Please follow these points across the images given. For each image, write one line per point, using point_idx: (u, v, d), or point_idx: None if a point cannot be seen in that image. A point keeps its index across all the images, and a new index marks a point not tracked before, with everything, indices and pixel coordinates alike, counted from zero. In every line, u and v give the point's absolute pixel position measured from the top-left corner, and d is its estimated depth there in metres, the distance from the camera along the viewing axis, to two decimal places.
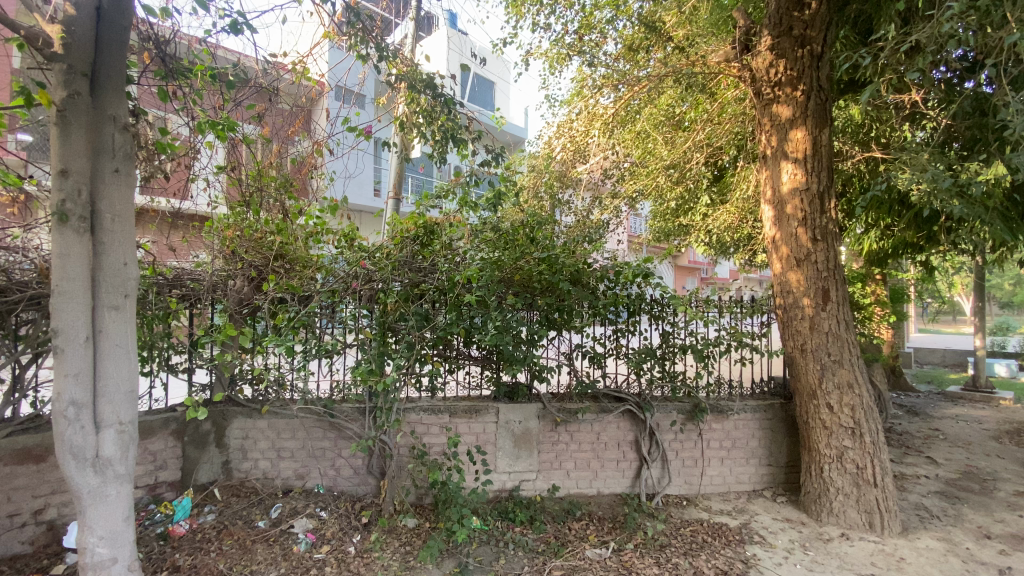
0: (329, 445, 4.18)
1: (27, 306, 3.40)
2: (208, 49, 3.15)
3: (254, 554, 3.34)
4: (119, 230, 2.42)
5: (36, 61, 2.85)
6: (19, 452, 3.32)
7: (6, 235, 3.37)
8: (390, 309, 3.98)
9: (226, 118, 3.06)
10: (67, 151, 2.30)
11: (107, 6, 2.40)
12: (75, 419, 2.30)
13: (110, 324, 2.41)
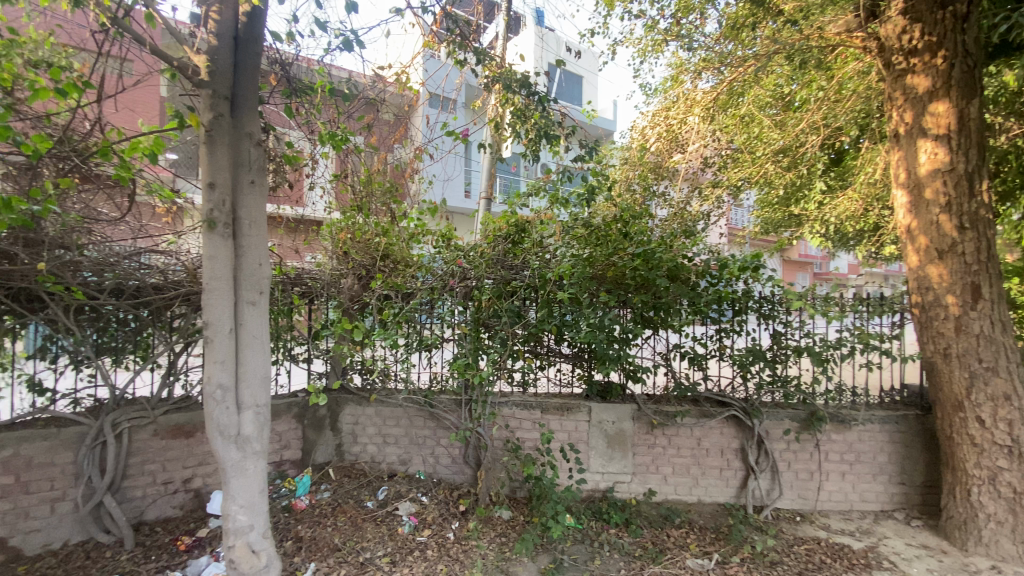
0: (429, 434, 4.38)
1: (180, 302, 3.97)
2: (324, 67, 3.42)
3: (364, 532, 3.61)
4: (254, 234, 2.73)
5: (185, 90, 3.30)
6: (173, 428, 3.88)
7: (163, 241, 3.94)
8: (485, 305, 4.09)
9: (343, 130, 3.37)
10: (213, 166, 2.63)
11: (243, 36, 2.72)
12: (222, 401, 2.63)
13: (248, 318, 2.72)
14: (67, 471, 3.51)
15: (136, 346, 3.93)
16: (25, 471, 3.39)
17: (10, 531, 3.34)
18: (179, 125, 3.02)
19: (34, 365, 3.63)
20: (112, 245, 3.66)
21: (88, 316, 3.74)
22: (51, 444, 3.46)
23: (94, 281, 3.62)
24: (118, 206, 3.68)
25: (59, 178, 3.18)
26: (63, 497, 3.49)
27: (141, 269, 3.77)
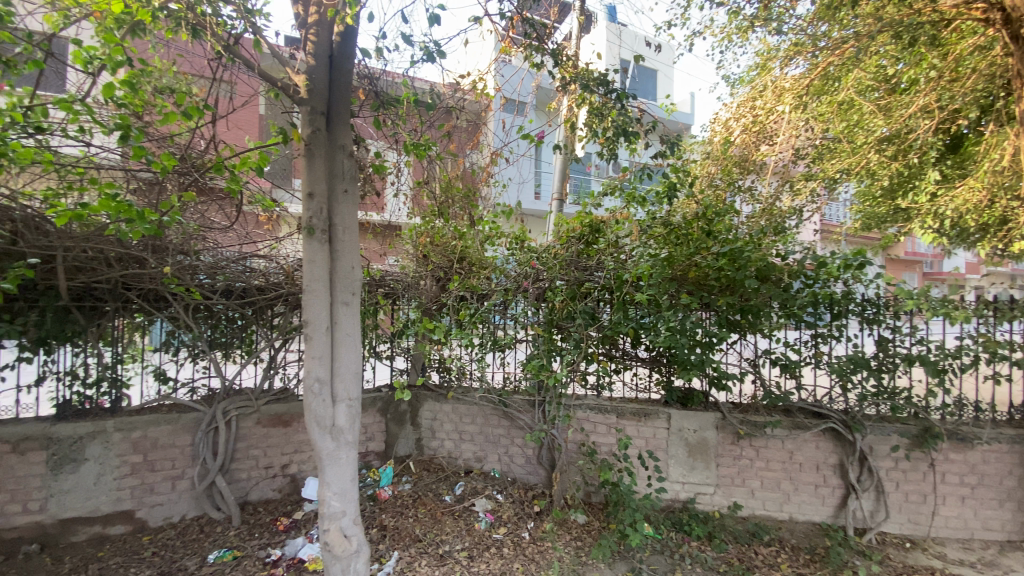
0: (503, 432, 4.44)
1: (280, 302, 4.35)
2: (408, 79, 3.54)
3: (443, 525, 3.73)
4: (347, 239, 2.92)
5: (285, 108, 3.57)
6: (273, 417, 4.24)
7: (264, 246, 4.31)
8: (559, 307, 4.08)
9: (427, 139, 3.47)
10: (312, 177, 2.84)
11: (338, 55, 2.92)
12: (320, 393, 2.83)
13: (342, 318, 2.91)
14: (185, 453, 3.93)
15: (241, 341, 4.31)
16: (152, 451, 3.83)
17: (140, 503, 3.78)
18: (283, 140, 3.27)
19: (159, 358, 4.07)
20: (222, 251, 4.08)
21: (203, 314, 4.17)
22: (173, 428, 3.89)
23: (208, 283, 4.04)
24: (227, 215, 4.08)
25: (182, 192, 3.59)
26: (182, 476, 3.91)
27: (245, 272, 4.17)
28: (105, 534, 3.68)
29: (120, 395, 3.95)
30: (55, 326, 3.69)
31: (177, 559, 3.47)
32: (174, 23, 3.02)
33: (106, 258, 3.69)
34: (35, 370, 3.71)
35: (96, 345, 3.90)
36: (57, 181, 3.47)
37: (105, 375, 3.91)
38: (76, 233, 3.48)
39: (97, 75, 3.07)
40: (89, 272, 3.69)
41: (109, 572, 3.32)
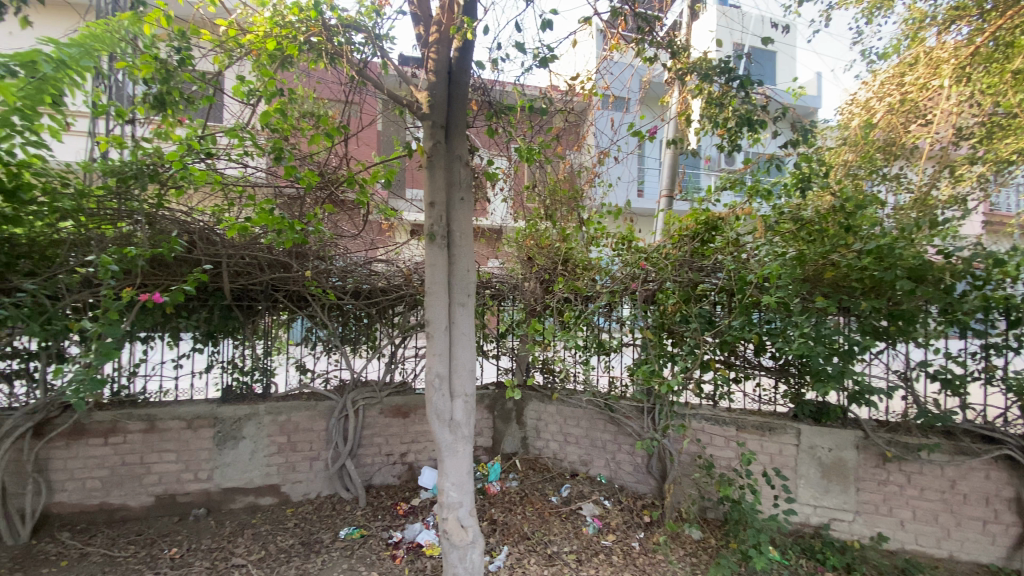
0: (610, 438, 4.35)
1: (400, 302, 4.68)
2: (520, 88, 3.64)
3: (551, 526, 3.76)
4: (464, 244, 3.07)
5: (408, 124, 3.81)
6: (394, 408, 4.59)
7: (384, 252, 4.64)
8: (671, 310, 3.91)
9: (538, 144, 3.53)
10: (433, 187, 3.03)
11: (456, 70, 3.07)
12: (440, 389, 3.01)
13: (459, 318, 3.07)
14: (320, 436, 4.38)
15: (366, 337, 4.70)
16: (295, 433, 4.32)
17: (284, 479, 4.28)
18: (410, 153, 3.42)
19: (300, 351, 4.54)
20: (351, 256, 4.47)
21: (337, 312, 4.62)
22: (311, 413, 4.37)
23: (340, 285, 4.50)
24: (355, 223, 4.49)
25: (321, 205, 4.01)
26: (318, 457, 4.36)
27: (370, 275, 4.55)
28: (256, 504, 4.22)
29: (268, 382, 4.47)
30: (221, 321, 4.32)
31: (315, 532, 3.89)
32: (315, 54, 3.38)
33: (259, 263, 4.23)
34: (205, 359, 4.32)
35: (251, 338, 4.46)
36: (222, 198, 4.04)
37: (258, 365, 4.46)
38: (237, 243, 4.06)
39: (255, 104, 3.51)
40: (246, 275, 4.27)
41: (261, 537, 3.79)
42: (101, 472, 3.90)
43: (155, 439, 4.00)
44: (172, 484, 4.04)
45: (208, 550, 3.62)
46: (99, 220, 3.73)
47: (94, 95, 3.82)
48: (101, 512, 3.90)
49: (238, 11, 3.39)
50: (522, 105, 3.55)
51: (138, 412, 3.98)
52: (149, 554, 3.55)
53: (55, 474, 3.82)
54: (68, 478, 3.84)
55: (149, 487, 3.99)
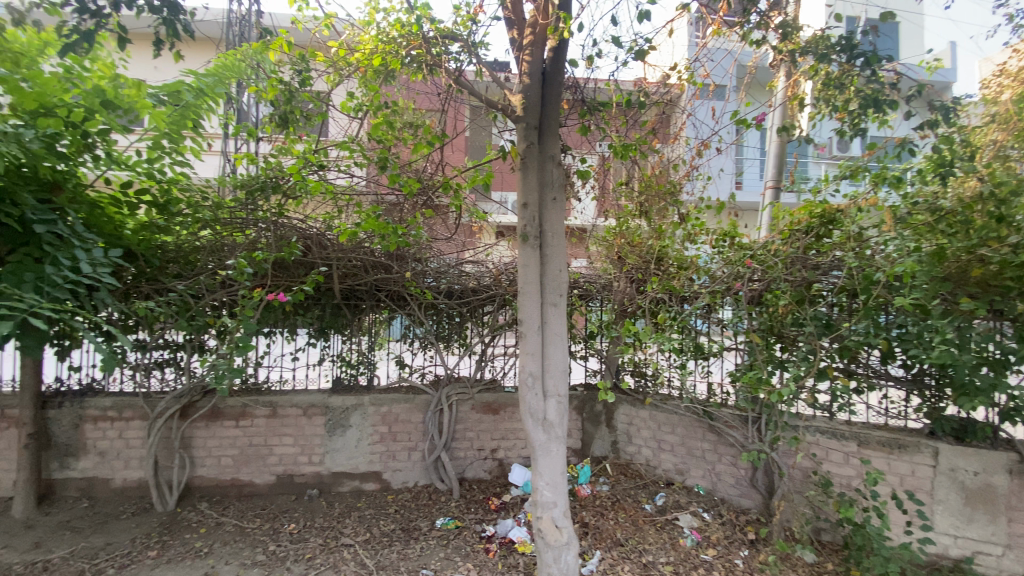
0: (709, 447, 4.12)
1: (489, 301, 4.75)
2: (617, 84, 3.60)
3: (646, 535, 3.65)
4: (557, 244, 3.07)
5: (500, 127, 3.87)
6: (484, 405, 4.69)
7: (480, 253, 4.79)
8: (782, 312, 3.61)
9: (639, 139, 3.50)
10: (526, 187, 3.06)
11: (550, 70, 3.10)
12: (533, 388, 3.04)
13: (551, 318, 3.07)
14: (418, 429, 4.60)
15: (458, 335, 4.81)
16: (395, 424, 4.59)
17: (385, 467, 4.56)
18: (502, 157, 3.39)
19: (400, 347, 4.79)
20: (444, 258, 4.65)
21: (432, 311, 4.81)
22: (410, 406, 4.60)
23: (434, 285, 4.69)
24: (449, 227, 4.64)
25: (421, 210, 4.21)
26: (415, 448, 4.58)
27: (461, 276, 4.70)
28: (361, 489, 4.53)
29: (372, 374, 4.76)
30: (331, 319, 4.71)
31: (414, 519, 4.09)
32: (415, 66, 3.56)
33: (364, 265, 4.55)
34: (318, 353, 4.70)
35: (357, 335, 4.79)
36: (331, 206, 4.38)
37: (363, 359, 4.76)
38: (344, 247, 4.40)
39: (361, 117, 3.78)
40: (353, 276, 4.59)
41: (366, 520, 4.06)
42: (232, 451, 4.38)
43: (277, 424, 4.43)
44: (290, 465, 4.44)
45: (321, 527, 3.94)
46: (230, 228, 4.29)
47: (227, 118, 4.35)
48: (232, 487, 4.38)
49: (346, 33, 3.66)
50: (621, 98, 3.52)
51: (263, 399, 4.44)
52: (273, 527, 3.94)
53: (197, 450, 4.36)
54: (207, 454, 4.36)
55: (271, 466, 4.43)
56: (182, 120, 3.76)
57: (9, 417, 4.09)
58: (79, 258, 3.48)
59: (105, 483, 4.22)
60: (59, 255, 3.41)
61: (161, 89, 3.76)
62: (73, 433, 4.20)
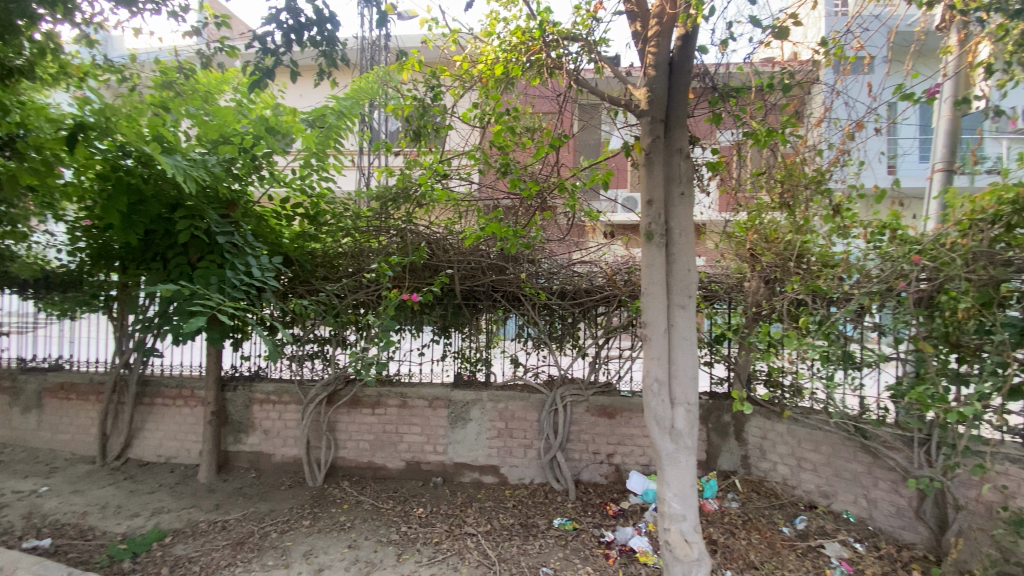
0: (862, 470, 3.64)
1: (602, 303, 4.64)
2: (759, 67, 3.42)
3: (785, 560, 3.31)
4: (684, 242, 2.92)
5: (624, 124, 3.84)
6: (599, 408, 4.59)
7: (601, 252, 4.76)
8: (961, 317, 3.08)
9: (788, 121, 3.29)
10: (651, 184, 2.95)
11: (677, 61, 2.98)
12: (659, 393, 2.91)
13: (679, 321, 2.93)
14: (534, 427, 4.66)
15: (570, 337, 4.73)
16: (511, 421, 4.69)
17: (503, 462, 4.68)
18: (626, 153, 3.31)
19: (514, 346, 4.87)
20: (556, 259, 4.65)
21: (546, 311, 4.82)
22: (526, 404, 4.68)
23: (547, 285, 4.72)
24: (562, 227, 4.62)
25: (542, 211, 4.27)
26: (531, 446, 4.64)
27: (575, 276, 4.68)
28: (481, 481, 4.71)
29: (489, 371, 4.93)
30: (453, 317, 4.95)
31: (532, 516, 4.15)
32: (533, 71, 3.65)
33: (482, 267, 4.72)
34: (441, 349, 4.99)
35: (475, 334, 4.97)
36: (453, 212, 4.63)
37: (482, 356, 4.95)
38: (464, 250, 4.64)
39: (481, 126, 3.92)
40: (472, 278, 4.79)
41: (487, 512, 4.21)
42: (369, 436, 4.82)
43: (406, 415, 4.79)
44: (417, 453, 4.77)
45: (446, 514, 4.17)
46: (367, 235, 4.72)
47: (364, 136, 4.82)
48: (369, 469, 4.81)
49: (469, 46, 3.86)
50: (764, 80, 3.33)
51: (394, 391, 4.82)
52: (404, 509, 4.25)
53: (340, 434, 4.85)
54: (348, 438, 4.84)
55: (401, 453, 4.79)
56: (327, 140, 4.24)
57: (198, 397, 4.90)
58: (251, 265, 4.12)
59: (268, 457, 4.87)
60: (236, 263, 4.04)
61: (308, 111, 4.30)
62: (244, 413, 4.91)
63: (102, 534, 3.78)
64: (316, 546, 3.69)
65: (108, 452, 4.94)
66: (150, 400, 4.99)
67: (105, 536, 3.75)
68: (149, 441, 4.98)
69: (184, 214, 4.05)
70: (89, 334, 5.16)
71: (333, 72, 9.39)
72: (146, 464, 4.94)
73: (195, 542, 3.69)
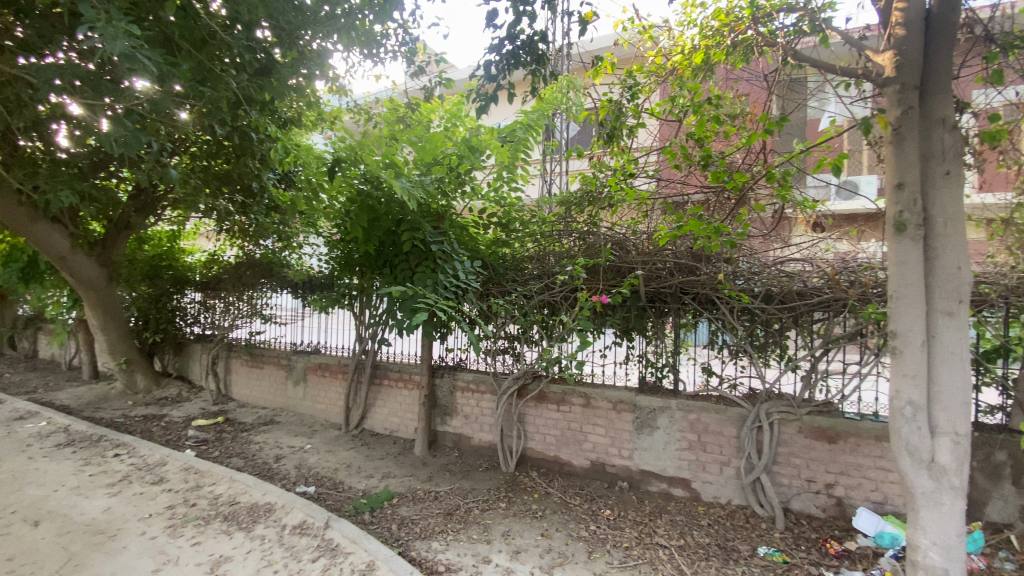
0: None
1: (820, 308, 4.00)
2: None
3: None
4: (950, 233, 2.40)
5: (861, 97, 3.30)
6: (816, 430, 3.95)
7: (820, 249, 4.17)
8: None
9: None
10: (902, 164, 2.46)
11: (936, 14, 2.48)
12: (913, 419, 2.42)
13: (943, 331, 2.41)
14: (732, 443, 4.23)
15: (776, 345, 4.25)
16: (705, 434, 4.32)
17: (695, 476, 4.35)
18: (865, 132, 2.88)
19: (706, 354, 4.53)
20: (758, 257, 4.20)
21: (746, 316, 4.32)
22: (722, 418, 4.25)
23: (747, 287, 4.21)
24: (769, 222, 4.20)
25: (749, 204, 3.89)
26: (728, 463, 4.23)
27: (784, 276, 4.10)
28: (670, 492, 4.45)
29: (677, 378, 4.59)
30: (637, 320, 4.72)
31: (731, 539, 3.80)
32: (739, 52, 3.40)
33: (669, 267, 4.40)
34: (624, 351, 4.85)
35: (661, 336, 4.68)
36: (638, 212, 4.55)
37: (668, 361, 4.65)
38: (650, 250, 4.42)
39: (681, 119, 3.73)
40: (658, 279, 4.46)
41: (679, 526, 3.99)
42: (555, 431, 4.96)
43: (591, 415, 4.78)
44: (602, 454, 4.73)
45: (635, 521, 4.08)
46: (550, 239, 4.89)
47: (549, 146, 4.99)
48: (555, 463, 4.96)
49: (661, 39, 3.86)
50: None
51: (578, 390, 4.86)
52: (591, 508, 4.28)
53: (529, 425, 5.12)
54: (536, 430, 5.07)
55: (586, 452, 4.81)
56: (516, 153, 4.52)
57: (413, 381, 5.71)
58: (458, 270, 4.78)
59: (468, 440, 5.40)
60: (446, 267, 4.69)
61: (501, 125, 4.52)
62: (448, 398, 5.53)
63: (349, 489, 4.64)
64: (513, 528, 3.95)
65: (350, 421, 6.05)
66: (379, 382, 5.96)
67: (351, 490, 4.59)
68: (378, 416, 5.95)
69: (407, 227, 4.70)
70: (337, 325, 6.37)
71: (519, 83, 9.78)
72: (376, 434, 5.92)
73: (415, 507, 4.28)
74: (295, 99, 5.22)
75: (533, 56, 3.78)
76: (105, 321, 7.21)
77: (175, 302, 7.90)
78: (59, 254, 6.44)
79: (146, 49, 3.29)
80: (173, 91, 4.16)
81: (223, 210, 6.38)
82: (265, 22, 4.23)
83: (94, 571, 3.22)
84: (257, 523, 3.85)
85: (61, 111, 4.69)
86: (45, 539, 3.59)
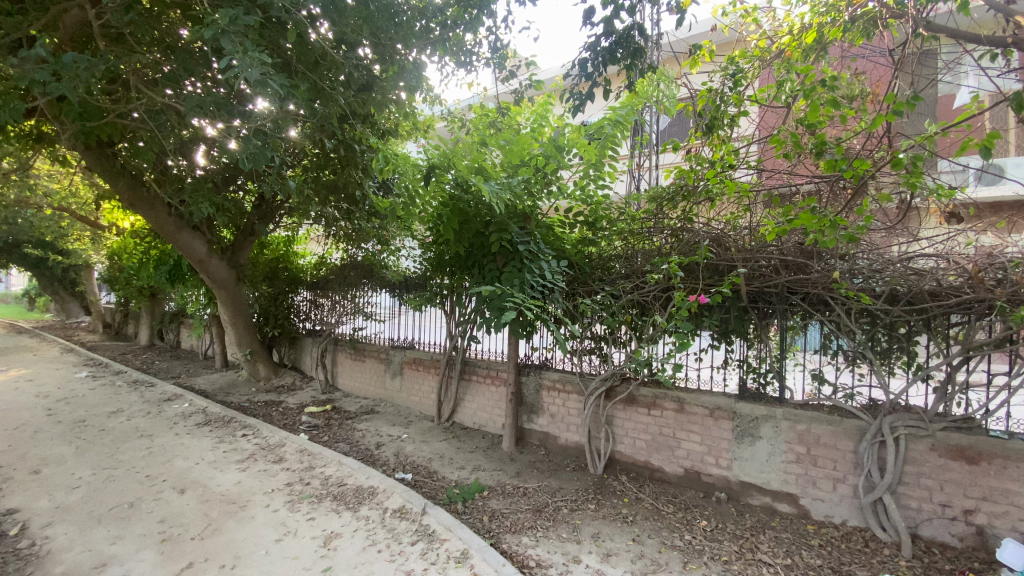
0: None
1: (959, 311, 3.51)
2: None
3: None
4: None
5: (1011, 68, 2.85)
6: (954, 448, 3.46)
7: (959, 242, 3.62)
8: None
9: None
10: None
11: None
12: None
13: None
14: (847, 458, 3.83)
15: (903, 353, 3.81)
16: (815, 447, 3.96)
17: (804, 492, 4.01)
18: (1017, 108, 2.48)
19: (818, 360, 4.15)
20: (881, 252, 3.73)
21: (865, 318, 3.93)
22: (836, 430, 3.87)
23: (867, 287, 3.81)
24: (894, 213, 3.78)
25: (870, 194, 3.55)
26: (843, 480, 3.85)
27: (913, 274, 3.64)
28: (774, 508, 4.14)
29: (784, 386, 4.27)
30: (737, 322, 4.45)
31: (847, 563, 3.45)
32: (858, 27, 3.21)
33: (773, 266, 4.12)
34: (722, 355, 4.60)
35: (765, 340, 4.37)
36: (738, 205, 4.22)
37: (772, 367, 4.32)
38: (751, 246, 4.15)
39: (791, 106, 3.47)
40: (760, 278, 4.20)
41: (785, 543, 3.71)
42: (646, 435, 4.81)
43: (685, 421, 4.57)
44: (698, 463, 4.50)
45: (735, 534, 3.85)
46: (640, 237, 4.75)
47: (638, 141, 4.78)
48: (646, 468, 4.81)
49: (768, 21, 3.81)
50: None
51: (671, 394, 4.66)
52: (686, 517, 4.11)
53: (617, 428, 5.01)
54: (626, 433, 4.95)
55: (680, 459, 4.61)
56: (603, 150, 4.42)
57: (500, 378, 5.84)
58: (544, 269, 4.80)
59: (555, 439, 5.42)
60: (533, 266, 4.71)
61: (590, 123, 4.48)
62: (535, 396, 5.59)
63: (442, 478, 4.86)
64: (602, 531, 3.91)
65: (442, 414, 6.36)
66: (469, 377, 6.17)
67: (444, 480, 4.81)
68: (467, 409, 6.17)
69: (495, 228, 4.81)
70: (430, 323, 6.70)
71: (616, 77, 9.59)
72: (466, 428, 6.14)
73: (505, 501, 4.38)
74: (393, 111, 5.55)
75: (629, 51, 3.93)
76: (234, 317, 8.15)
77: (289, 300, 8.81)
78: (198, 258, 7.37)
79: (271, 74, 3.68)
80: (291, 110, 4.61)
81: (331, 217, 7.04)
82: (367, 41, 4.51)
83: (230, 536, 3.67)
84: (362, 504, 4.17)
85: (201, 134, 5.39)
86: (190, 504, 4.15)
